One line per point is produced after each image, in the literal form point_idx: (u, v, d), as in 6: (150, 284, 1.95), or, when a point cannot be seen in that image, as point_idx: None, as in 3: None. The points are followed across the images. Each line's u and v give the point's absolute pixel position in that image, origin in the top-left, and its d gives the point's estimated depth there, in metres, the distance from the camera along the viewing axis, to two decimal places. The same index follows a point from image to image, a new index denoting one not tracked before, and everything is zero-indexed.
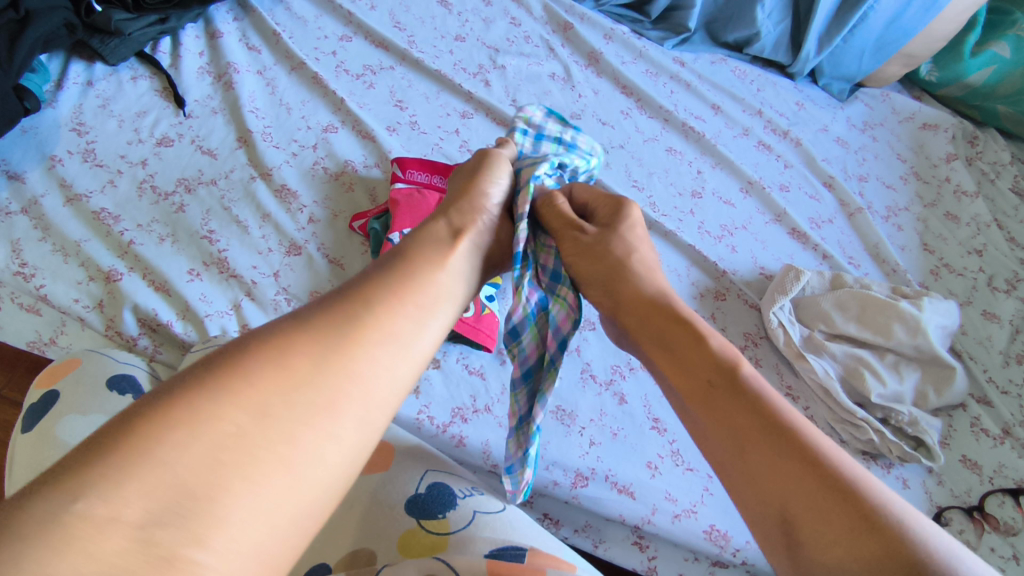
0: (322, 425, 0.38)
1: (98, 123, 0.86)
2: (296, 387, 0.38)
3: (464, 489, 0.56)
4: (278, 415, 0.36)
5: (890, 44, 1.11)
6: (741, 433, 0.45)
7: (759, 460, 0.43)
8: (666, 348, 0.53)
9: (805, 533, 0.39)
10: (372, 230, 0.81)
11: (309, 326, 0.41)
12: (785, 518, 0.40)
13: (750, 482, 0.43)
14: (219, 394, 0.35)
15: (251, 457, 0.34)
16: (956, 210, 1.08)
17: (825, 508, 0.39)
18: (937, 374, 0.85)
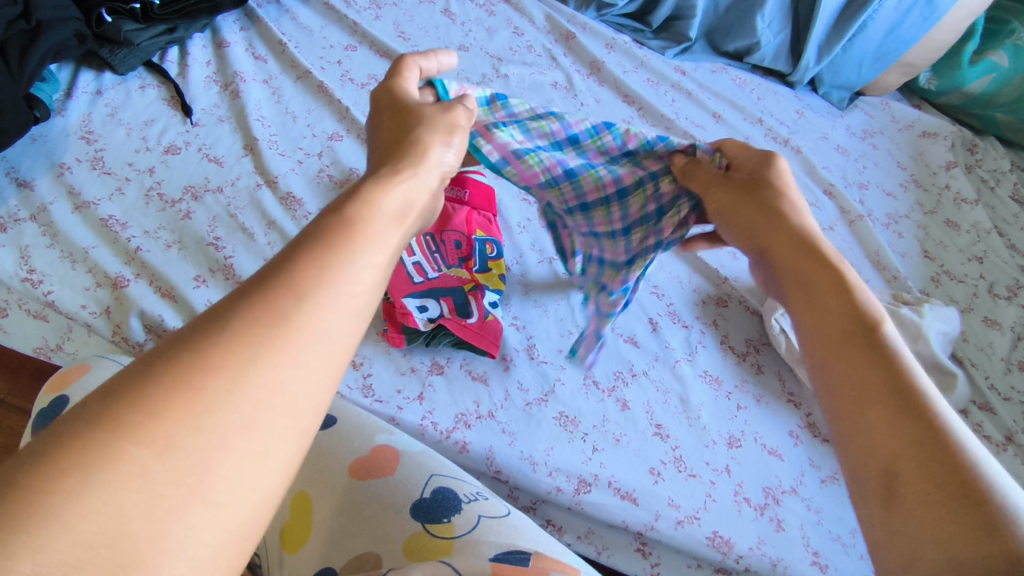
0: (245, 433, 0.27)
1: (106, 132, 0.87)
2: (203, 398, 0.27)
3: (468, 494, 0.56)
4: (185, 447, 0.26)
5: (889, 53, 1.12)
6: (862, 390, 0.41)
7: (875, 419, 0.39)
8: (805, 303, 0.48)
9: (910, 497, 0.35)
10: None
11: (218, 316, 0.30)
12: (889, 480, 0.37)
13: (860, 446, 0.39)
14: (108, 427, 0.25)
15: (157, 499, 0.25)
16: (956, 218, 1.09)
17: (941, 478, 0.35)
18: (939, 380, 0.86)
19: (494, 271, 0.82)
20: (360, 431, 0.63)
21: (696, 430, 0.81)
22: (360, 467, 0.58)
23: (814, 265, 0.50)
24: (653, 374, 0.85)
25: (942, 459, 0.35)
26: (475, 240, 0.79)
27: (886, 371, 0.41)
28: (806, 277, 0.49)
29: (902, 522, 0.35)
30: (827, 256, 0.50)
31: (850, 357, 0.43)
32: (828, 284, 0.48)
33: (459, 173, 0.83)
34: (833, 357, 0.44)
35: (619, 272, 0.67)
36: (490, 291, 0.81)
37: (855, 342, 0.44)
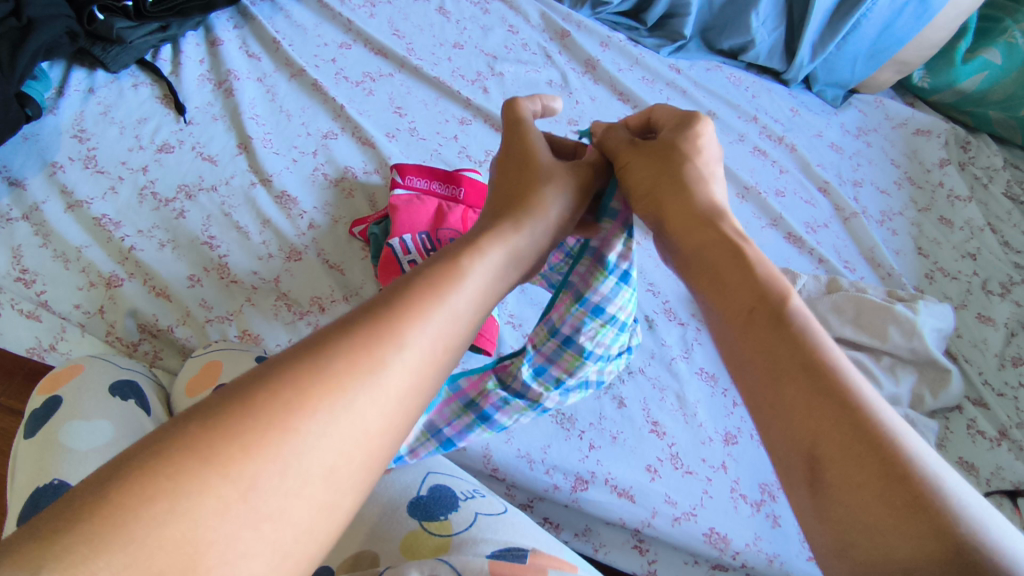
0: (308, 476, 0.29)
1: (99, 130, 0.86)
2: (286, 436, 0.29)
3: (465, 492, 0.57)
4: (262, 481, 0.28)
5: (882, 51, 1.13)
6: (779, 367, 0.36)
7: (792, 396, 0.35)
8: (713, 284, 0.43)
9: (834, 483, 0.31)
10: (372, 234, 0.81)
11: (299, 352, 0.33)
12: (811, 465, 0.32)
13: (781, 425, 0.35)
14: (203, 456, 0.27)
15: (242, 526, 0.27)
16: (949, 215, 1.09)
17: (874, 459, 0.30)
18: (933, 377, 0.86)
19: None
20: None
21: (693, 427, 0.82)
22: None
23: (708, 244, 0.45)
24: (650, 371, 0.85)
25: (870, 439, 0.31)
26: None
27: (800, 348, 0.36)
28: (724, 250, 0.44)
29: (833, 510, 0.31)
30: (732, 238, 0.45)
31: (757, 333, 0.39)
32: (728, 258, 0.43)
33: (453, 173, 0.84)
34: (747, 333, 0.39)
35: (539, 387, 0.66)
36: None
37: (760, 317, 0.39)
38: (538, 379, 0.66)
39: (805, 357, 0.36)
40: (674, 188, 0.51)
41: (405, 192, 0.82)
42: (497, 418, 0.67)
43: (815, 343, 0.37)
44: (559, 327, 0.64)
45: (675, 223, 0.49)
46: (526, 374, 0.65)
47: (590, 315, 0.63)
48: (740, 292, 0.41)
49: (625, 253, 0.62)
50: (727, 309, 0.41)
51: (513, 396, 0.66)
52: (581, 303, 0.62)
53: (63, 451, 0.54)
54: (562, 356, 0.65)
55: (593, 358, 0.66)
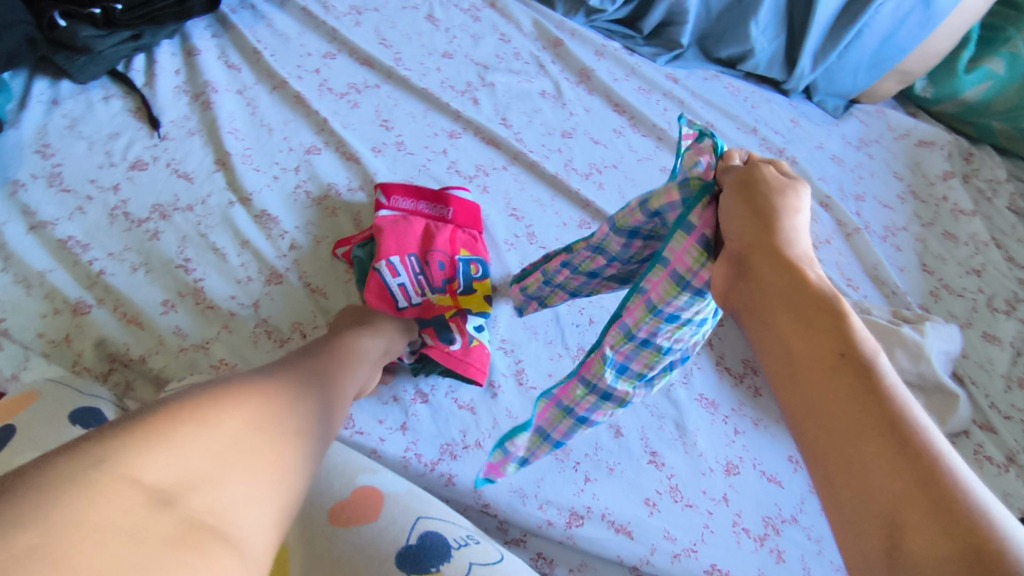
0: (250, 482, 0.33)
1: (66, 146, 0.82)
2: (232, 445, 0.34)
3: (458, 539, 0.53)
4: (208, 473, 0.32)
5: (885, 61, 1.09)
6: (851, 421, 0.34)
7: (869, 454, 0.32)
8: (795, 326, 0.40)
9: (914, 553, 0.28)
10: (357, 258, 0.78)
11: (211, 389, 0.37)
12: (890, 531, 0.30)
13: (852, 486, 0.32)
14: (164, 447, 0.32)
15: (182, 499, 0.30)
16: (953, 229, 1.06)
17: (954, 531, 0.28)
18: (940, 402, 0.83)
19: (478, 293, 0.78)
20: (338, 470, 0.57)
21: (692, 456, 0.78)
22: (340, 511, 0.54)
23: (794, 287, 0.42)
24: (648, 398, 0.82)
25: (949, 506, 0.29)
26: (458, 262, 0.78)
27: (877, 404, 0.34)
28: (804, 299, 0.41)
29: None
30: (818, 289, 0.42)
31: (829, 382, 0.36)
32: (804, 304, 0.41)
33: (442, 193, 0.82)
34: (822, 383, 0.36)
35: (626, 386, 0.60)
36: (474, 315, 0.77)
37: (840, 368, 0.36)
38: (624, 377, 0.60)
39: (884, 416, 0.33)
40: (755, 226, 0.47)
41: (390, 213, 0.80)
42: (585, 416, 0.63)
43: (899, 405, 0.34)
44: (633, 333, 0.56)
45: (758, 263, 0.45)
46: (617, 379, 0.60)
47: (665, 323, 0.54)
48: (815, 341, 0.39)
49: (700, 274, 0.51)
50: (800, 356, 0.38)
51: (604, 400, 0.61)
52: (655, 314, 0.54)
53: None
54: (639, 357, 0.58)
55: (673, 355, 0.58)
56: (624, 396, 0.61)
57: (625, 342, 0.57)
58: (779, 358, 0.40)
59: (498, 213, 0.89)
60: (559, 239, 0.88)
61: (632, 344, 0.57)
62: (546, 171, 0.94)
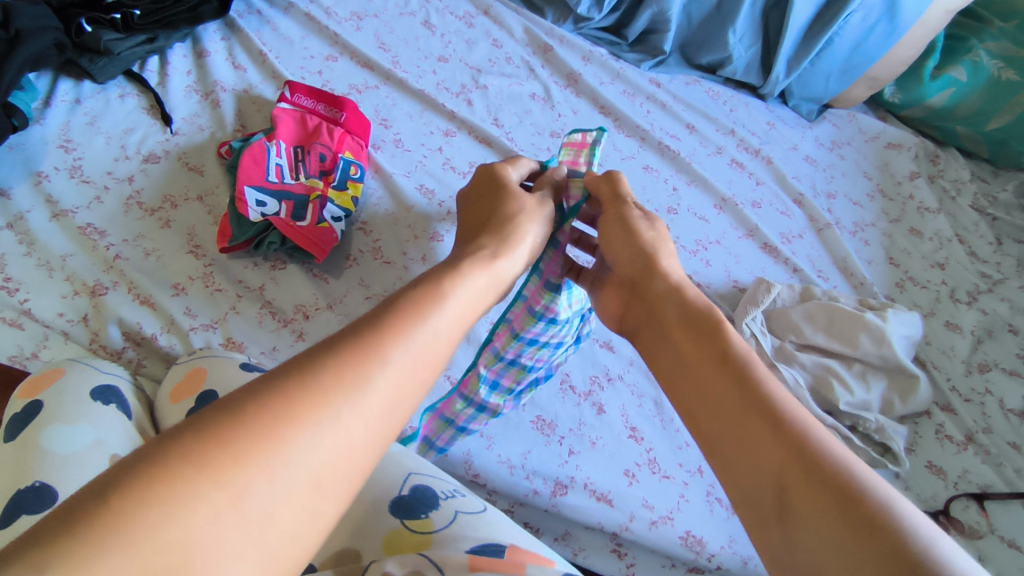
0: (330, 451, 0.34)
1: (85, 140, 0.87)
2: (322, 409, 0.35)
3: (446, 491, 0.57)
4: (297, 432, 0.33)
5: (855, 67, 1.16)
6: (743, 419, 0.45)
7: (765, 441, 0.43)
8: (699, 351, 0.52)
9: (797, 511, 0.38)
10: (234, 147, 0.87)
11: (359, 338, 0.40)
12: (779, 502, 0.40)
13: (756, 470, 0.42)
14: (251, 421, 0.33)
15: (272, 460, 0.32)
16: (920, 226, 1.13)
17: (824, 487, 0.38)
18: (902, 383, 0.89)
19: (348, 190, 0.87)
20: None
21: (670, 432, 0.84)
22: None
23: (698, 324, 0.54)
24: (628, 378, 0.87)
25: (823, 471, 0.39)
26: (339, 158, 0.87)
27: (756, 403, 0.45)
28: (703, 333, 0.53)
29: (800, 535, 0.37)
30: (712, 321, 0.54)
31: (725, 394, 0.47)
32: (698, 332, 0.54)
33: (339, 98, 0.92)
34: (718, 393, 0.48)
35: (496, 400, 0.73)
36: (335, 205, 0.84)
37: (730, 380, 0.48)
38: (493, 395, 0.72)
39: (772, 414, 0.44)
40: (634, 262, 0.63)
41: (289, 107, 0.92)
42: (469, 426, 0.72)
43: (783, 404, 0.45)
44: (511, 358, 0.70)
45: (666, 309, 0.58)
46: (488, 396, 0.72)
47: (529, 344, 0.69)
48: (709, 360, 0.51)
49: (550, 306, 0.67)
50: (697, 375, 0.51)
51: (486, 413, 0.73)
52: (518, 340, 0.68)
53: (45, 455, 0.55)
54: (516, 374, 0.72)
55: (536, 370, 0.73)
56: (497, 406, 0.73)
57: (500, 363, 0.70)
58: (686, 380, 0.52)
59: None
60: None
61: (507, 363, 0.70)
62: None
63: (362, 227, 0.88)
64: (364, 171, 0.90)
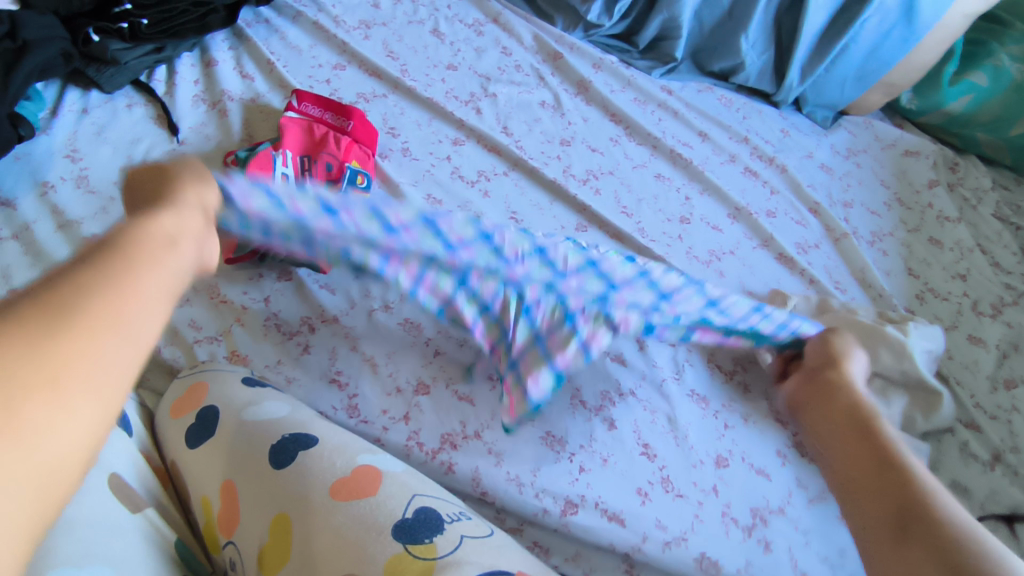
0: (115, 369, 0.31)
1: (92, 150, 0.86)
2: (84, 336, 0.30)
3: (451, 514, 0.55)
4: (41, 365, 0.28)
5: (871, 73, 1.13)
6: (851, 448, 0.53)
7: (889, 481, 0.47)
8: (823, 409, 0.59)
9: (917, 541, 0.42)
10: (238, 157, 0.86)
11: (88, 259, 0.34)
12: (899, 528, 0.44)
13: (865, 501, 0.48)
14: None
15: (52, 388, 0.28)
16: (939, 235, 1.10)
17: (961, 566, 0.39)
18: (924, 400, 0.86)
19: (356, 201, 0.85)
20: (340, 450, 0.59)
21: (684, 449, 0.81)
22: (342, 488, 0.55)
23: (836, 393, 0.60)
24: (641, 394, 0.85)
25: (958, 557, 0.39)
26: (346, 168, 0.86)
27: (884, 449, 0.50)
28: (828, 395, 0.60)
29: (910, 555, 0.42)
30: (844, 384, 0.60)
31: (856, 440, 0.53)
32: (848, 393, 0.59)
33: (347, 106, 0.91)
34: (833, 432, 0.56)
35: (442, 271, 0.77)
36: None
37: (857, 426, 0.54)
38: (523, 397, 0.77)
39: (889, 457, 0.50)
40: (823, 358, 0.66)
41: (296, 116, 0.91)
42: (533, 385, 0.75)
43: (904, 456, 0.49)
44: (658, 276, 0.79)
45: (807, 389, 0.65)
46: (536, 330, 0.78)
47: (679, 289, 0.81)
48: (834, 408, 0.58)
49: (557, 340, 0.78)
50: (824, 417, 0.59)
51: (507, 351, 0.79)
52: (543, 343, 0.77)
53: None
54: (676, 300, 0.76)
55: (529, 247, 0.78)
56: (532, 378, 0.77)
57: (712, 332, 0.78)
58: (831, 426, 0.57)
59: (498, 215, 0.91)
60: None
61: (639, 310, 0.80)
62: (545, 177, 0.98)
63: None
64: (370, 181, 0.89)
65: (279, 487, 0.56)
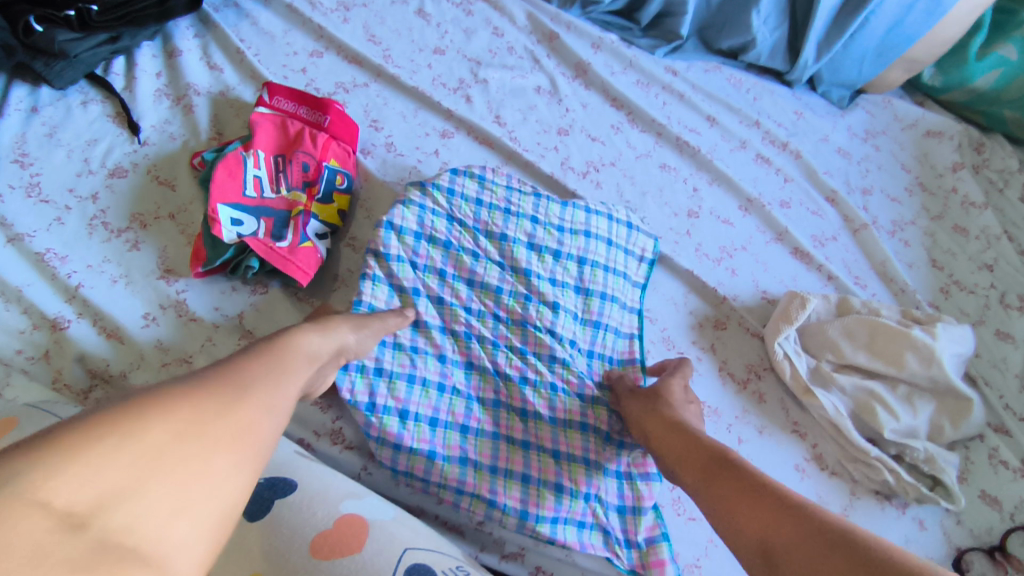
0: (228, 456, 0.42)
1: (44, 154, 0.79)
2: (227, 426, 0.43)
3: (447, 571, 0.50)
4: (177, 451, 0.39)
5: (890, 49, 1.05)
6: (703, 455, 0.62)
7: (739, 494, 0.57)
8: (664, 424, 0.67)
9: (769, 540, 0.52)
10: (205, 160, 0.79)
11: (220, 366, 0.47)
12: (756, 533, 0.53)
13: (723, 505, 0.57)
14: (122, 429, 0.37)
15: (195, 460, 0.39)
16: (964, 223, 1.03)
17: (821, 528, 0.50)
18: (952, 406, 0.79)
19: (334, 203, 0.80)
20: (321, 497, 0.53)
21: None
22: (324, 543, 0.49)
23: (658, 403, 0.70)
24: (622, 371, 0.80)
25: (823, 529, 0.50)
26: (324, 167, 0.80)
27: (725, 455, 0.61)
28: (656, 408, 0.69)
29: (776, 556, 0.51)
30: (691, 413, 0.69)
31: (749, 503, 0.55)
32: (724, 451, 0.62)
33: (323, 99, 0.83)
34: (677, 446, 0.65)
35: (478, 475, 0.68)
36: (319, 221, 0.77)
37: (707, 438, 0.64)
38: (635, 548, 0.68)
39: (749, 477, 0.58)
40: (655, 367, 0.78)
41: (269, 112, 0.83)
42: (655, 534, 0.69)
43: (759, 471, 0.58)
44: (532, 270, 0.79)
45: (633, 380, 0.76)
46: (604, 512, 0.69)
47: (587, 299, 0.80)
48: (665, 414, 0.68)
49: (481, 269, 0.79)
50: (655, 428, 0.67)
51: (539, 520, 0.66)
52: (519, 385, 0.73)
53: None
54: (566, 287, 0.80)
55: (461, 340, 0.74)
56: (648, 562, 0.67)
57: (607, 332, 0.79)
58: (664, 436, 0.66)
59: None
60: None
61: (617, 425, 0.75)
62: (541, 171, 0.91)
63: (351, 243, 0.81)
64: (351, 181, 0.83)
65: (243, 544, 0.49)
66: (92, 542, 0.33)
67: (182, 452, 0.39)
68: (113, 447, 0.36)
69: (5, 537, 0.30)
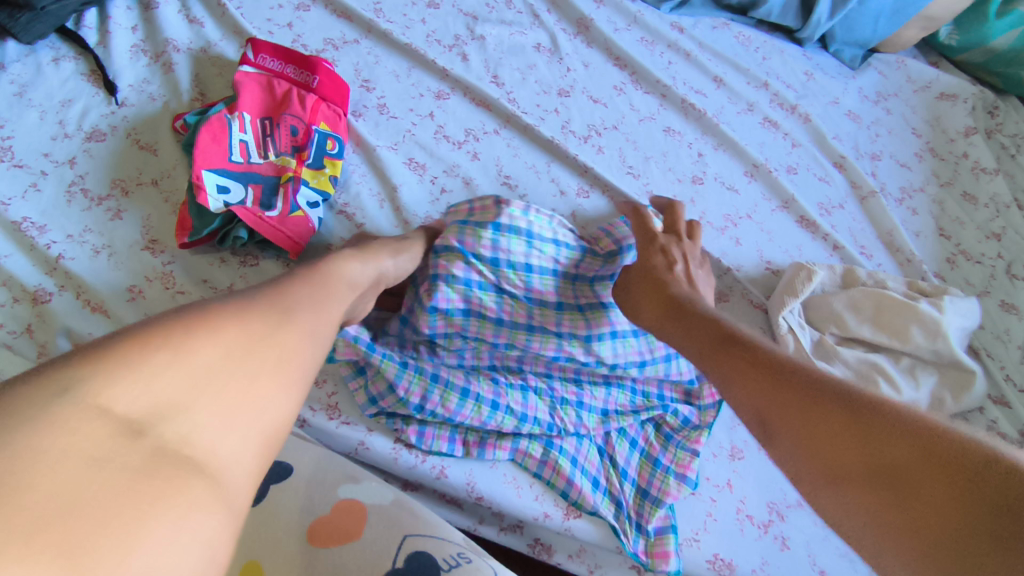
0: (283, 378, 0.42)
1: (16, 116, 0.75)
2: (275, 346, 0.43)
3: (449, 558, 0.49)
4: (224, 370, 0.39)
5: (908, 6, 1.01)
6: (707, 346, 0.60)
7: (752, 380, 0.54)
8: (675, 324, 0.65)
9: (780, 426, 0.50)
10: (187, 123, 0.75)
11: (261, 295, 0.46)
12: (766, 419, 0.51)
13: (737, 391, 0.55)
14: (169, 345, 0.37)
15: (242, 383, 0.39)
16: (973, 190, 1.00)
17: (828, 395, 0.48)
18: (955, 379, 0.77)
19: (325, 169, 0.75)
20: (320, 481, 0.53)
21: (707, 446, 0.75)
22: (322, 530, 0.48)
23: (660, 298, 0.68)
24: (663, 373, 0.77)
25: (832, 396, 0.48)
26: (313, 131, 0.76)
27: (728, 342, 0.59)
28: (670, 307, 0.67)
29: (788, 440, 0.49)
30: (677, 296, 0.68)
31: (765, 383, 0.53)
32: (728, 332, 0.61)
33: (310, 58, 0.78)
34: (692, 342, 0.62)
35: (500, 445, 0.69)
36: (310, 188, 0.74)
37: (712, 329, 0.62)
38: (643, 535, 0.68)
39: (753, 360, 0.56)
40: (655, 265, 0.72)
41: (254, 71, 0.78)
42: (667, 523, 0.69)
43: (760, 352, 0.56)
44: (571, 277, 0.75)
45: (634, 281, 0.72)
46: (620, 482, 0.71)
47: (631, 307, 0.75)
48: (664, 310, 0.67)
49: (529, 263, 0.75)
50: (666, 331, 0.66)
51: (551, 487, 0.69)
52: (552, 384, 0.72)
53: None
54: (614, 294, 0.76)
55: (485, 344, 0.71)
56: (653, 553, 0.67)
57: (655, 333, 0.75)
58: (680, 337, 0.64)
59: (489, 181, 0.83)
60: (553, 210, 0.83)
61: (640, 423, 0.75)
62: (541, 135, 0.87)
63: (343, 211, 0.77)
64: (343, 145, 0.79)
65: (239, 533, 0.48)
66: (147, 449, 0.33)
67: (235, 367, 0.40)
68: (162, 365, 0.36)
69: (67, 440, 0.31)
